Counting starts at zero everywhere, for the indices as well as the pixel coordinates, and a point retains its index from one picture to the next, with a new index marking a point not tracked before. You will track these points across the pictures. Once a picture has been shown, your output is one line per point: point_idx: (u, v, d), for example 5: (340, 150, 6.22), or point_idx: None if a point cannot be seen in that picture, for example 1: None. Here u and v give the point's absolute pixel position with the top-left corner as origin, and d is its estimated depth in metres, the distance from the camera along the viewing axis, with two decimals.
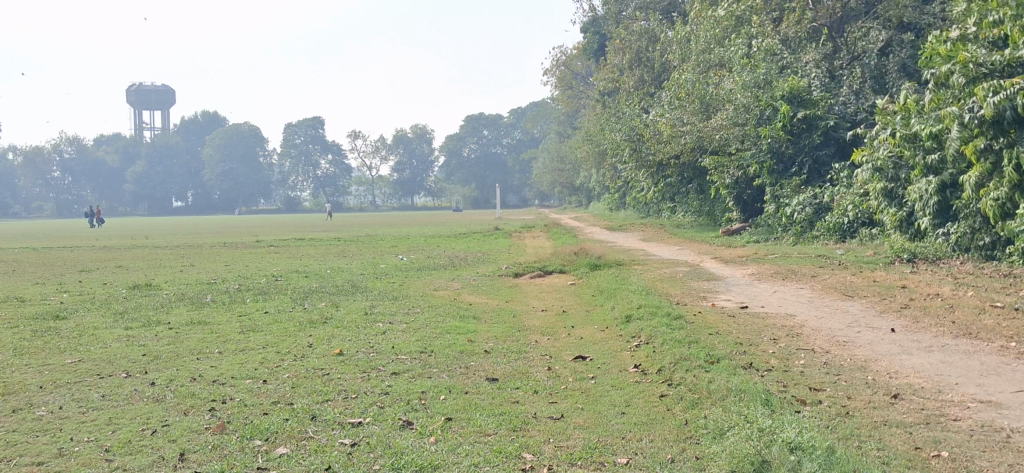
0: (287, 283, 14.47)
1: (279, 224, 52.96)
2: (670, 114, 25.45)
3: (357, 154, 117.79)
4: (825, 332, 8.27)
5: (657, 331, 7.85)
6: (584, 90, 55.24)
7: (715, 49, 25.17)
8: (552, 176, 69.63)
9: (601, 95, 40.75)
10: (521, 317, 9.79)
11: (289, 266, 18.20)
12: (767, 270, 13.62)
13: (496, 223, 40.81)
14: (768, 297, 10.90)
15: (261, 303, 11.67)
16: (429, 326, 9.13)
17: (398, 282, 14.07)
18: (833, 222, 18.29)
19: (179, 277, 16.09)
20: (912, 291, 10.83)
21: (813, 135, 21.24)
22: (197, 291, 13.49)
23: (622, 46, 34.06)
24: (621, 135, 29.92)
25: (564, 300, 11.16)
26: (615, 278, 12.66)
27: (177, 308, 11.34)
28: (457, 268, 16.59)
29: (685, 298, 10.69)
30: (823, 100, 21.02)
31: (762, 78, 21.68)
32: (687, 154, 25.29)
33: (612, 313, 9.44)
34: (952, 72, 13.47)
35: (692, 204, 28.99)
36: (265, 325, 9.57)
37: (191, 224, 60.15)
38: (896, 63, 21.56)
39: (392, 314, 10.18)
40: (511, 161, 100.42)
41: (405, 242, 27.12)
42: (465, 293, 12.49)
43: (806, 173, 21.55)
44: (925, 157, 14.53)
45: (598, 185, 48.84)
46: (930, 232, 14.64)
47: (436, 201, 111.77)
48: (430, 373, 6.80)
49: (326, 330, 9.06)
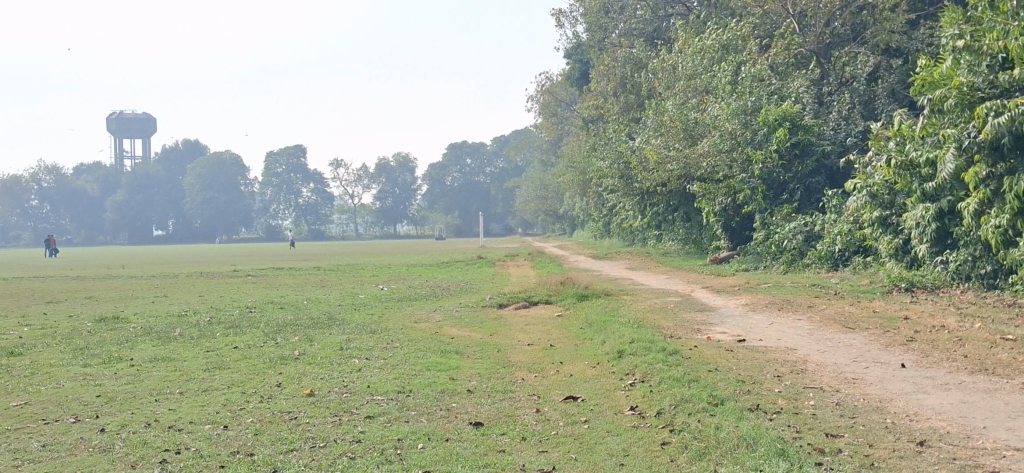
0: (261, 315, 13.86)
1: (254, 253, 52.11)
2: (656, 141, 25.04)
3: (339, 182, 117.08)
4: (832, 368, 7.75)
5: (653, 368, 7.32)
6: (568, 116, 54.90)
7: (701, 76, 24.78)
8: (535, 205, 69.18)
9: (585, 123, 40.36)
10: (507, 352, 9.23)
11: (265, 297, 17.58)
12: (761, 300, 13.12)
13: (479, 252, 40.26)
14: (765, 330, 10.38)
15: (232, 337, 11.05)
16: (408, 363, 8.54)
17: (377, 314, 13.49)
18: (825, 250, 17.87)
19: (149, 309, 15.42)
20: (916, 323, 10.32)
21: (806, 161, 20.91)
22: (166, 323, 12.87)
23: (606, 72, 33.69)
24: (607, 162, 29.48)
25: (550, 333, 10.60)
26: (604, 309, 12.12)
27: (142, 342, 10.71)
28: (440, 299, 16.02)
29: (678, 331, 10.15)
30: (815, 126, 20.62)
31: (751, 104, 21.28)
32: (674, 182, 24.85)
33: (603, 348, 8.89)
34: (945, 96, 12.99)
35: (678, 232, 28.53)
36: (233, 362, 8.96)
37: (165, 253, 59.15)
38: (886, 88, 21.35)
39: (369, 349, 9.59)
40: (495, 189, 100.09)
41: (386, 270, 26.56)
42: (447, 325, 11.91)
43: (797, 200, 21.18)
44: (921, 182, 14.12)
45: (582, 212, 48.38)
46: (928, 260, 14.24)
47: (419, 229, 111.07)
48: (408, 416, 6.23)
49: (297, 368, 8.49)
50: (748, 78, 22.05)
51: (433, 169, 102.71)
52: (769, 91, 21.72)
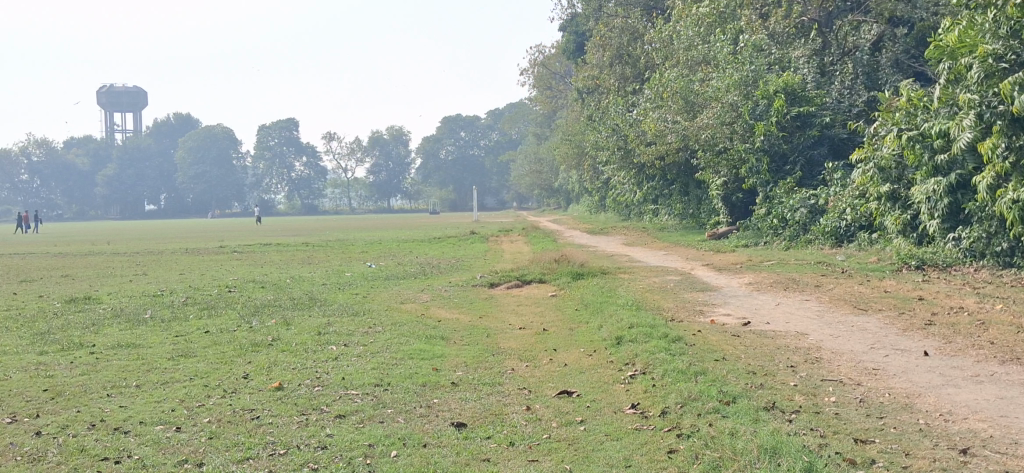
0: (240, 295, 13.22)
1: (244, 228, 51.25)
2: (654, 113, 24.33)
3: (333, 156, 116.03)
4: (850, 356, 7.13)
5: (654, 358, 6.68)
6: (564, 89, 54.17)
7: (699, 46, 23.96)
8: (530, 178, 68.49)
9: (581, 95, 39.58)
10: (496, 338, 8.58)
11: (248, 275, 16.92)
12: (765, 279, 12.48)
13: (472, 227, 39.62)
14: (772, 312, 9.74)
15: (204, 320, 10.39)
16: (389, 350, 7.90)
17: (362, 294, 12.84)
18: (829, 226, 17.23)
19: (126, 289, 14.73)
20: (932, 305, 9.69)
21: (807, 133, 20.24)
22: (140, 304, 12.20)
23: (601, 42, 32.84)
24: (603, 135, 28.76)
25: (544, 316, 9.96)
26: (600, 289, 11.48)
27: (108, 326, 10.05)
28: (429, 277, 15.37)
29: (679, 313, 9.51)
30: (818, 97, 20.01)
31: (750, 75, 20.61)
32: (672, 155, 24.19)
33: (599, 334, 8.26)
34: (967, 65, 12.28)
35: (676, 206, 27.92)
36: (201, 350, 8.31)
37: (152, 228, 58.16)
38: (889, 58, 20.93)
39: (349, 335, 8.92)
40: (489, 164, 99.25)
41: (377, 246, 25.90)
42: (435, 306, 11.25)
43: (799, 172, 20.61)
44: (933, 156, 13.44)
45: (578, 187, 47.65)
46: (938, 236, 13.58)
47: (413, 203, 110.27)
48: (383, 415, 5.58)
49: (270, 355, 7.86)
50: (747, 48, 21.37)
51: (427, 142, 101.68)
52: (769, 61, 21.02)
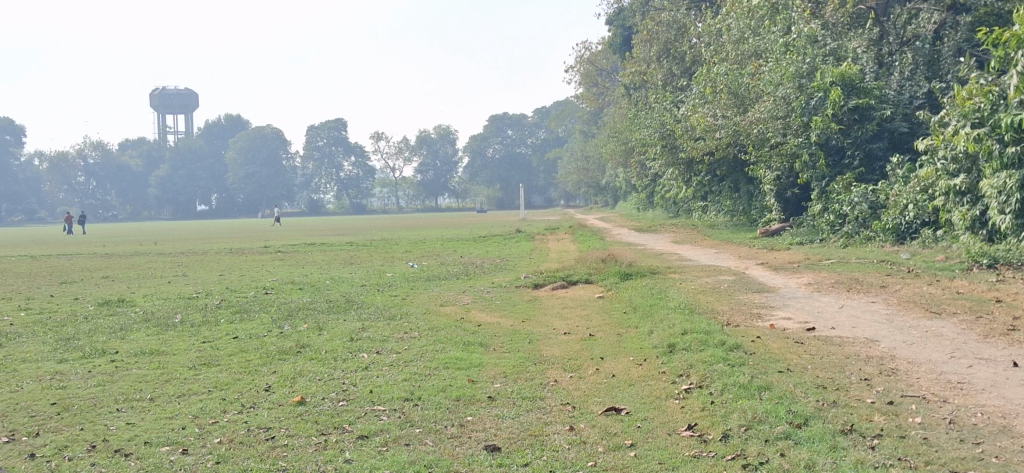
0: (275, 298, 12.78)
1: (290, 227, 51.12)
2: (704, 108, 23.56)
3: (380, 155, 116.20)
4: (929, 367, 6.43)
5: (712, 370, 6.06)
6: (611, 86, 53.46)
7: (750, 39, 23.11)
8: (577, 176, 67.91)
9: (627, 92, 38.74)
10: (539, 344, 8.00)
11: (286, 276, 16.51)
12: (827, 279, 11.73)
13: (517, 226, 39.04)
14: (836, 315, 9.03)
15: (235, 324, 9.95)
16: (423, 359, 7.36)
17: (400, 296, 12.34)
18: (890, 222, 16.38)
19: (163, 291, 14.40)
20: (1013, 308, 8.91)
21: (866, 126, 19.29)
22: (173, 308, 11.81)
23: (648, 36, 32.05)
24: (650, 131, 28.03)
25: (590, 320, 9.35)
26: (650, 291, 10.84)
27: (135, 332, 9.63)
28: (470, 278, 14.81)
29: (736, 317, 8.84)
30: (876, 88, 19.09)
31: (805, 66, 19.80)
32: (722, 150, 23.41)
33: (649, 341, 7.63)
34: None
35: (726, 203, 27.13)
36: (226, 358, 7.83)
37: (198, 227, 58.25)
38: (951, 46, 19.49)
39: (382, 341, 8.40)
40: (536, 161, 98.64)
41: (421, 246, 25.42)
42: (475, 309, 10.70)
43: (858, 166, 19.70)
44: (1007, 148, 12.50)
45: (625, 184, 46.88)
46: (1011, 233, 12.63)
47: (461, 201, 110.02)
48: (410, 436, 5.03)
49: (297, 364, 7.38)
50: (800, 39, 20.48)
51: (473, 141, 101.43)
52: (826, 52, 20.12)
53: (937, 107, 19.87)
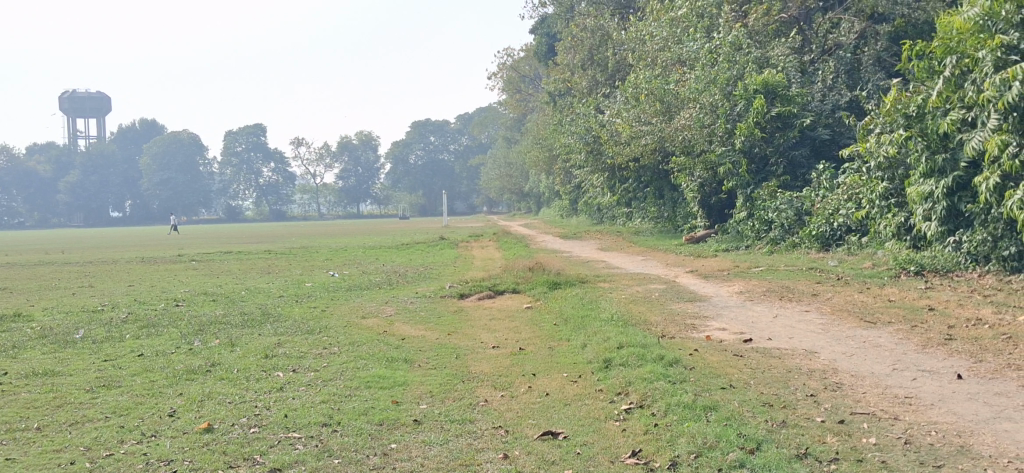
0: (186, 311, 12.08)
1: (205, 234, 49.58)
2: (628, 114, 23.43)
3: (301, 162, 114.27)
4: (873, 380, 6.18)
5: (652, 388, 5.73)
6: (534, 93, 53.33)
7: (674, 47, 23.05)
8: (500, 183, 67.67)
9: (551, 98, 38.54)
10: (467, 360, 7.58)
11: (199, 287, 15.77)
12: (758, 288, 11.57)
13: (440, 233, 38.50)
14: (771, 326, 8.80)
15: (140, 341, 9.31)
16: (344, 378, 6.88)
17: (319, 308, 11.77)
18: (815, 229, 16.41)
19: (65, 304, 13.54)
20: (947, 316, 8.79)
21: (789, 134, 19.31)
22: (73, 323, 11.05)
23: (572, 43, 31.91)
24: (574, 138, 27.83)
25: (519, 333, 8.96)
26: (580, 301, 10.51)
27: (29, 350, 8.91)
28: (392, 288, 14.31)
29: (670, 328, 8.54)
30: (799, 95, 19.16)
31: (729, 73, 19.81)
32: (647, 157, 23.29)
33: (583, 355, 7.28)
34: (979, 58, 11.48)
35: (651, 210, 27.06)
36: (128, 378, 7.22)
37: (109, 235, 56.24)
38: (873, 55, 19.95)
39: (298, 358, 7.87)
40: (459, 168, 98.16)
41: (341, 254, 24.72)
42: (398, 322, 10.22)
43: (783, 174, 19.70)
44: (934, 154, 12.53)
45: (549, 190, 46.76)
46: (936, 241, 12.65)
47: (383, 208, 108.82)
48: (328, 468, 4.56)
49: (206, 384, 6.84)
50: (724, 46, 20.49)
51: (396, 148, 100.55)
52: (749, 60, 20.13)
53: (858, 115, 20.06)
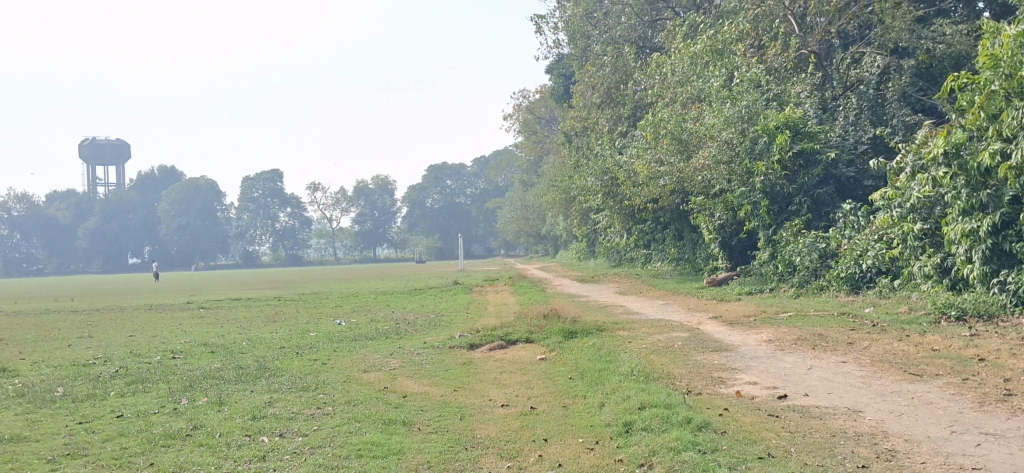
0: (181, 364, 11.40)
1: (219, 280, 49.11)
2: (645, 154, 22.77)
3: (318, 206, 114.03)
4: (931, 446, 5.40)
5: (679, 461, 5.01)
6: (550, 135, 52.80)
7: (692, 84, 22.40)
8: (517, 226, 67.09)
9: (568, 139, 37.97)
10: (472, 421, 6.87)
11: (200, 337, 15.13)
12: (788, 335, 10.77)
13: (455, 276, 37.80)
14: (806, 379, 8.03)
15: (123, 399, 8.62)
16: (333, 444, 6.18)
17: (321, 360, 11.09)
18: (844, 272, 15.67)
19: (59, 356, 12.91)
20: (997, 368, 8.01)
21: (813, 172, 18.61)
22: (60, 378, 10.39)
23: (589, 82, 31.31)
24: (591, 179, 27.18)
25: (531, 388, 8.23)
26: (598, 352, 9.78)
27: (2, 411, 8.24)
28: (401, 337, 13.59)
29: (695, 383, 7.80)
30: (821, 132, 18.46)
31: (749, 111, 19.12)
32: (666, 198, 22.60)
33: (601, 416, 6.57)
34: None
35: (670, 251, 26.29)
36: (98, 444, 6.53)
37: (124, 281, 55.89)
38: (897, 90, 19.22)
39: (289, 420, 7.17)
40: (476, 211, 97.52)
41: (353, 300, 24.04)
42: (402, 375, 9.52)
43: (806, 213, 18.93)
44: (974, 191, 11.84)
45: (566, 232, 46.07)
46: (979, 283, 11.82)
47: (400, 253, 108.33)
48: None
49: (181, 452, 6.14)
50: (743, 84, 19.86)
51: (413, 192, 100.14)
52: (768, 96, 19.48)
53: (883, 152, 19.28)
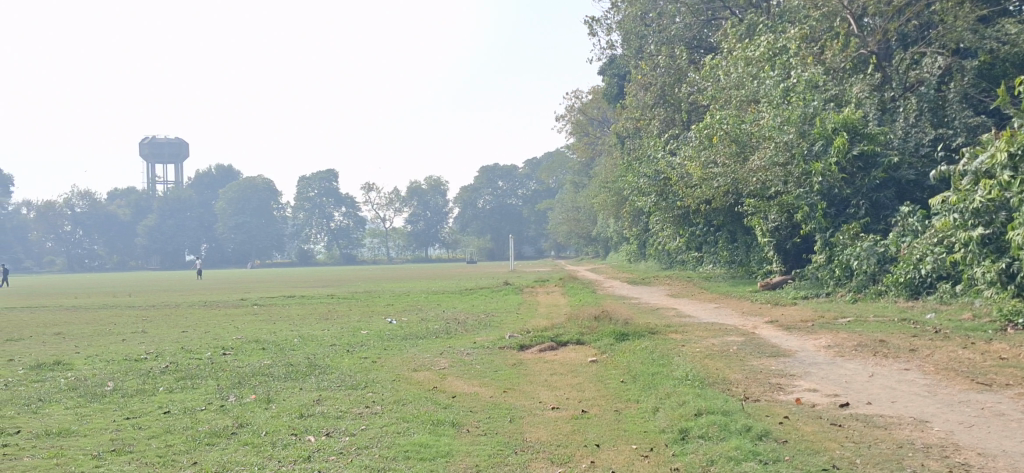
0: (231, 360, 11.39)
1: (271, 278, 49.53)
2: (699, 155, 22.43)
3: (370, 205, 114.79)
4: (1006, 461, 5.11)
5: None
6: (602, 136, 52.51)
7: (748, 85, 22.02)
8: (568, 227, 66.84)
9: (620, 140, 37.68)
10: (522, 424, 6.70)
11: (251, 334, 15.18)
12: (848, 342, 10.43)
13: (506, 277, 37.67)
14: (868, 387, 7.73)
15: (171, 395, 8.61)
16: (380, 446, 6.05)
17: (369, 359, 11.00)
18: (904, 276, 15.24)
19: (113, 351, 13.01)
20: None
21: (872, 174, 18.13)
22: (111, 372, 10.43)
23: (642, 83, 31.01)
24: (644, 180, 26.88)
25: (583, 391, 8.03)
26: (651, 356, 9.55)
27: (54, 404, 8.27)
28: (451, 337, 13.47)
29: (752, 389, 7.55)
30: (881, 133, 18.00)
31: (807, 112, 18.70)
32: (720, 199, 22.23)
33: (655, 422, 6.36)
34: None
35: (724, 254, 25.89)
36: (145, 441, 6.47)
37: (180, 278, 56.67)
38: (959, 91, 18.50)
39: (336, 419, 7.07)
40: (526, 212, 97.29)
41: (404, 299, 24.00)
42: (451, 376, 9.39)
43: (864, 216, 18.47)
44: None
45: (617, 234, 45.72)
46: None
47: (451, 253, 108.60)
48: None
49: (227, 451, 6.06)
50: (800, 84, 19.45)
51: (464, 192, 100.35)
52: (826, 97, 19.03)
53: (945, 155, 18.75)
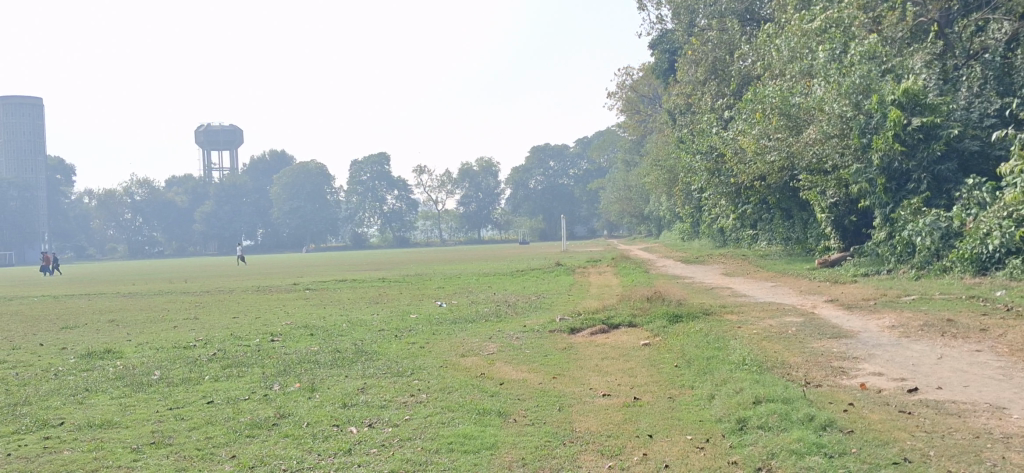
0: (278, 347, 11.29)
1: (324, 262, 49.82)
2: (753, 130, 21.88)
3: (422, 188, 115.10)
4: None
5: None
6: (653, 113, 51.87)
7: (804, 57, 21.40)
8: (620, 207, 66.24)
9: (672, 117, 37.10)
10: (572, 413, 6.42)
11: (301, 319, 15.10)
12: (914, 321, 9.97)
13: (557, 257, 37.36)
14: (937, 370, 7.32)
15: (216, 384, 8.50)
16: (422, 437, 5.81)
17: (417, 344, 10.81)
18: (969, 251, 14.63)
19: (163, 338, 13.00)
20: None
21: (932, 147, 17.22)
22: (159, 361, 10.37)
23: (693, 58, 30.41)
24: (697, 157, 26.37)
25: (635, 377, 7.74)
26: (706, 339, 9.20)
27: (99, 394, 8.20)
28: (500, 320, 13.24)
29: (814, 374, 7.19)
30: (943, 104, 17.10)
31: (863, 83, 18.05)
32: (774, 175, 21.68)
33: (712, 410, 6.05)
34: None
35: (780, 230, 25.29)
36: (186, 433, 6.34)
37: (236, 264, 57.33)
38: None
39: (379, 408, 6.86)
40: (578, 191, 96.59)
41: (455, 281, 23.86)
42: (500, 361, 9.15)
43: (925, 191, 17.62)
44: None
45: (670, 213, 45.12)
46: None
47: (504, 234, 108.44)
48: None
49: (267, 444, 5.88)
50: (857, 55, 18.80)
51: (516, 173, 100.04)
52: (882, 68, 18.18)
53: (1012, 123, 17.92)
